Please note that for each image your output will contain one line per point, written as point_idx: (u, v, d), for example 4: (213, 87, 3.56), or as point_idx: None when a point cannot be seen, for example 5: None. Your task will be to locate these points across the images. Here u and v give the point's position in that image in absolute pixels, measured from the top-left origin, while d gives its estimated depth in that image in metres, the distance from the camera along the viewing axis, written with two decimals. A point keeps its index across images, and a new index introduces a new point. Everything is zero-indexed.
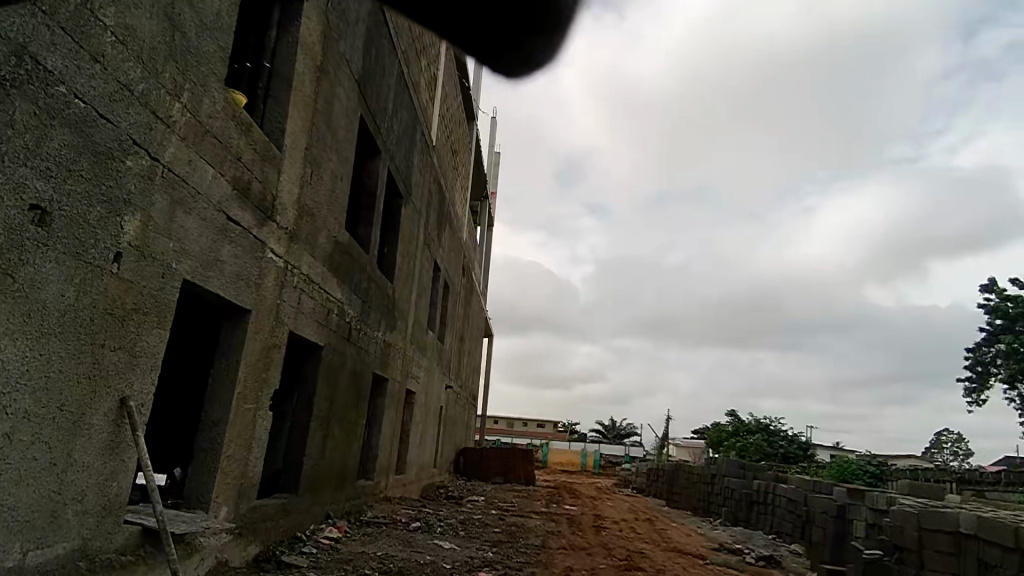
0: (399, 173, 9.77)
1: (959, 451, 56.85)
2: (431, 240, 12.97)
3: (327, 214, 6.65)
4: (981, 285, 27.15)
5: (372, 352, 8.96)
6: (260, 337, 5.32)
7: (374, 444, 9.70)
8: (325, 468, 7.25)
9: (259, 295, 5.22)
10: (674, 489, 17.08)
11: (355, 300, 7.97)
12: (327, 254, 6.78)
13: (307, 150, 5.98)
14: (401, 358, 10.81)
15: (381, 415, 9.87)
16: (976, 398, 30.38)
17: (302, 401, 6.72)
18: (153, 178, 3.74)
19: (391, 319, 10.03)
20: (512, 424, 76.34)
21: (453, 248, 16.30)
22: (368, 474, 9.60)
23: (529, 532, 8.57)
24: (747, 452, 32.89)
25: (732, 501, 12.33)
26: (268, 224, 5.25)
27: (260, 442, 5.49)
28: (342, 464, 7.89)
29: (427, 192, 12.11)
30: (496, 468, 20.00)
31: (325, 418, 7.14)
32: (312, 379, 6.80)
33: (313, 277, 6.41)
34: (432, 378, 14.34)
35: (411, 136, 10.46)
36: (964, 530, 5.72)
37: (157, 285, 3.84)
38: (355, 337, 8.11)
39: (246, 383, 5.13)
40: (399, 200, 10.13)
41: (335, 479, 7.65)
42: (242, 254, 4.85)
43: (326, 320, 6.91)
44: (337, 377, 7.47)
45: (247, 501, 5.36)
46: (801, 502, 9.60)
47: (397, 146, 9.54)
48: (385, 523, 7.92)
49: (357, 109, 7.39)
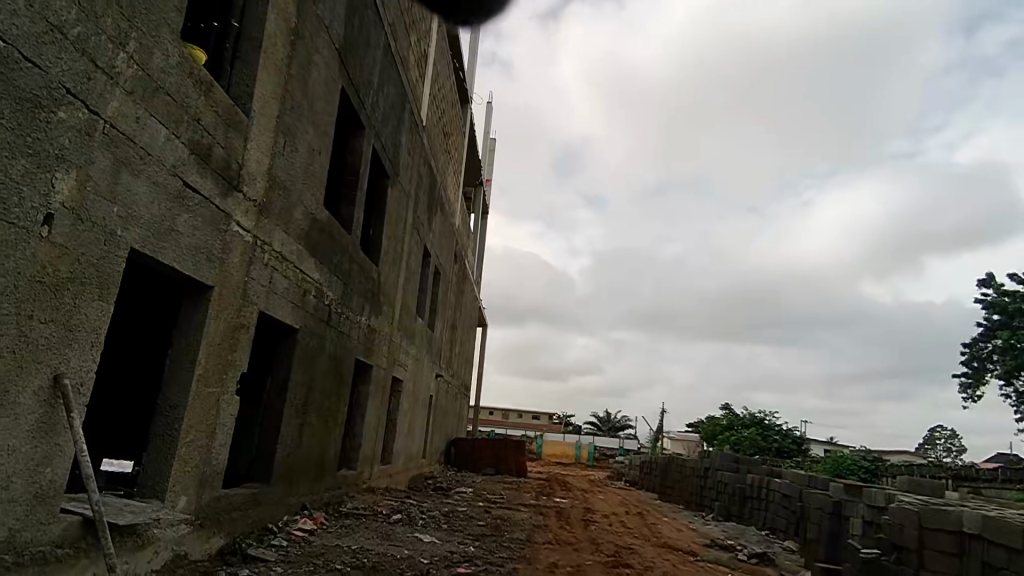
0: (385, 153, 9.40)
1: (952, 447, 56.93)
2: (420, 225, 12.61)
3: (302, 189, 6.29)
4: (979, 280, 26.90)
5: (354, 337, 8.62)
6: (225, 316, 4.97)
7: (357, 433, 9.38)
8: (301, 456, 6.91)
9: (223, 271, 4.87)
10: (667, 482, 16.82)
11: (334, 282, 7.62)
12: (303, 231, 6.43)
13: (279, 118, 5.61)
14: (386, 344, 10.48)
15: (365, 403, 9.54)
16: (972, 394, 30.18)
17: (276, 386, 6.38)
18: (92, 133, 3.38)
19: (376, 304, 9.69)
20: (506, 415, 76.22)
21: (444, 234, 15.94)
22: (350, 463, 9.28)
23: (515, 525, 8.25)
24: (741, 446, 32.76)
25: (726, 495, 12.06)
26: (233, 195, 4.89)
27: (225, 428, 5.15)
28: (321, 453, 7.56)
29: (416, 174, 11.74)
30: (487, 459, 19.73)
31: (301, 405, 6.80)
32: (286, 362, 6.46)
33: (286, 255, 6.05)
34: (421, 366, 14.02)
35: (399, 114, 10.08)
36: (968, 529, 5.46)
37: (97, 253, 3.49)
38: (335, 320, 7.77)
39: (208, 364, 4.78)
40: (386, 180, 9.77)
41: (313, 468, 7.32)
42: (201, 224, 4.50)
43: (301, 301, 6.56)
44: (315, 361, 7.13)
45: (210, 491, 5.02)
46: (796, 497, 9.32)
47: (383, 124, 9.16)
48: (365, 515, 7.60)
49: (338, 80, 7.02)
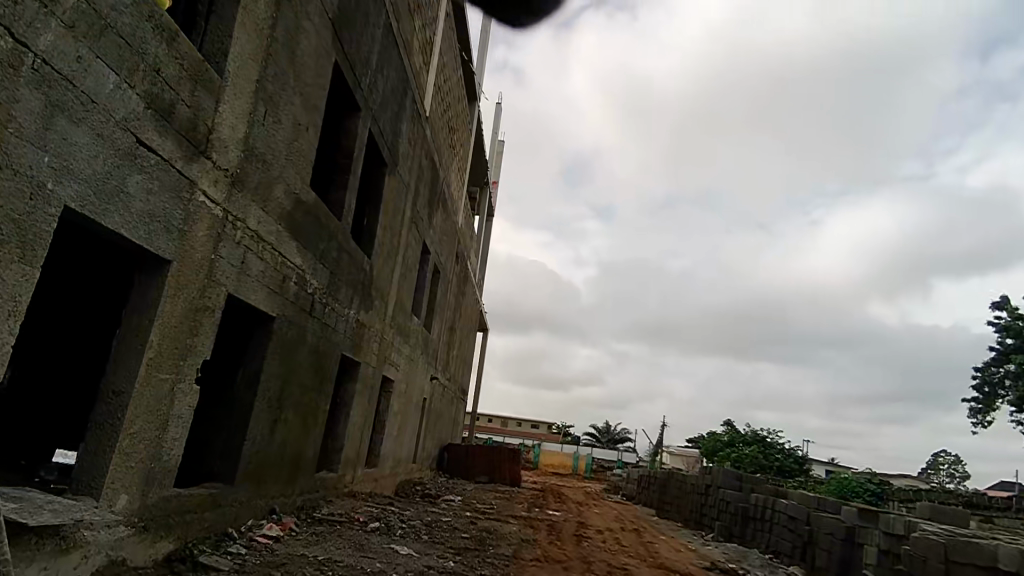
0: (384, 139, 8.94)
1: (956, 474, 55.94)
2: (419, 220, 12.13)
3: (285, 165, 5.82)
4: (992, 303, 26.29)
5: (341, 331, 8.13)
6: (186, 295, 4.49)
7: (340, 433, 8.87)
8: (272, 456, 6.40)
9: (185, 244, 4.41)
10: (666, 498, 16.21)
11: (320, 270, 7.12)
12: (285, 211, 5.94)
13: (260, 83, 5.15)
14: (377, 342, 9.98)
15: (350, 403, 9.03)
16: (982, 420, 29.43)
17: (247, 377, 5.88)
18: (18, 68, 2.93)
19: (367, 299, 9.19)
20: (505, 423, 75.51)
21: (446, 232, 15.47)
22: (331, 466, 8.76)
23: (501, 539, 7.69)
24: (742, 464, 32.05)
25: (727, 515, 11.47)
26: (199, 160, 4.43)
27: (180, 420, 4.66)
28: (297, 453, 7.06)
29: (416, 166, 11.26)
30: (480, 467, 19.17)
31: (276, 400, 6.29)
32: (260, 353, 5.96)
33: (264, 235, 5.57)
34: (415, 367, 13.50)
35: (400, 100, 9.61)
36: (1003, 564, 4.86)
37: (19, 207, 3.02)
38: (320, 311, 7.27)
39: (162, 347, 4.30)
40: (384, 169, 9.30)
41: (286, 468, 6.81)
42: (158, 188, 4.04)
43: (280, 287, 6.07)
44: (294, 354, 6.63)
45: (157, 490, 4.53)
46: (802, 520, 8.74)
47: (382, 108, 8.69)
48: (340, 521, 7.08)
49: (331, 53, 6.55)
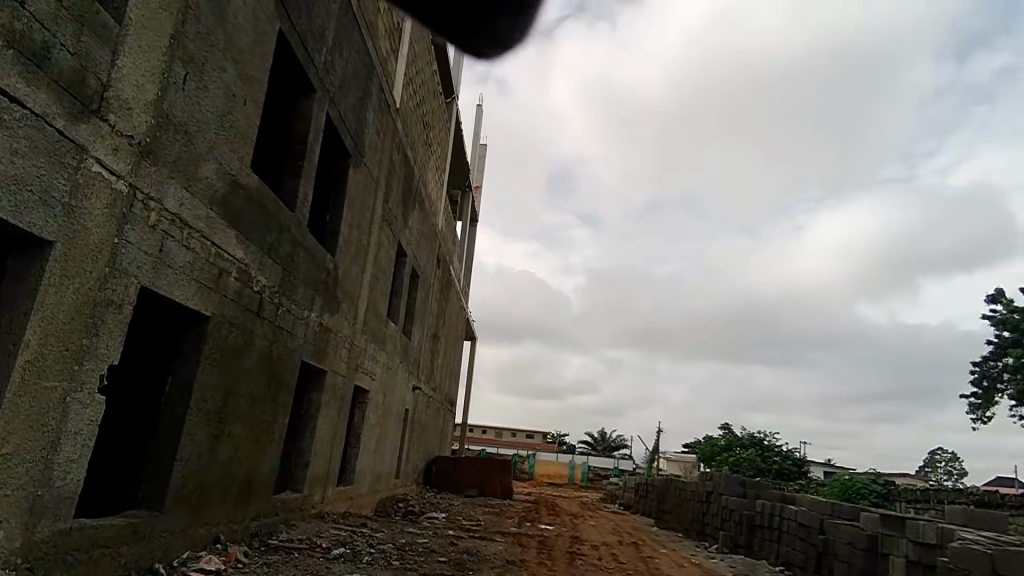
0: (345, 127, 8.18)
1: (953, 470, 55.52)
2: (392, 218, 11.36)
3: (216, 140, 5.06)
4: (987, 296, 25.83)
5: (300, 335, 7.31)
6: (77, 285, 3.72)
7: (306, 449, 8.06)
8: (213, 479, 5.60)
9: (74, 222, 3.64)
10: (665, 507, 15.42)
11: (271, 266, 6.33)
12: (218, 194, 5.17)
13: (176, 40, 4.40)
14: (346, 348, 9.17)
15: (316, 416, 8.22)
16: (982, 416, 28.83)
17: (177, 387, 5.09)
18: None
19: (332, 301, 8.39)
20: (498, 434, 74.47)
21: (424, 234, 14.70)
22: (295, 485, 7.92)
23: (484, 562, 6.88)
24: (740, 468, 31.30)
25: (732, 524, 10.68)
26: (88, 121, 3.67)
27: (78, 437, 3.87)
28: (249, 473, 6.25)
29: (387, 160, 10.51)
30: (469, 480, 18.32)
31: (216, 413, 5.50)
32: (193, 359, 5.16)
33: (191, 220, 4.80)
34: (394, 376, 12.68)
35: (364, 85, 8.86)
36: None
37: None
38: (272, 312, 6.47)
39: (44, 346, 3.51)
40: (347, 159, 8.53)
41: (234, 491, 6.00)
42: (26, 149, 3.27)
43: (216, 283, 5.28)
44: (239, 360, 5.83)
45: (49, 523, 3.72)
46: (815, 528, 7.99)
47: (341, 92, 7.94)
48: (299, 549, 6.26)
49: (273, 20, 5.80)
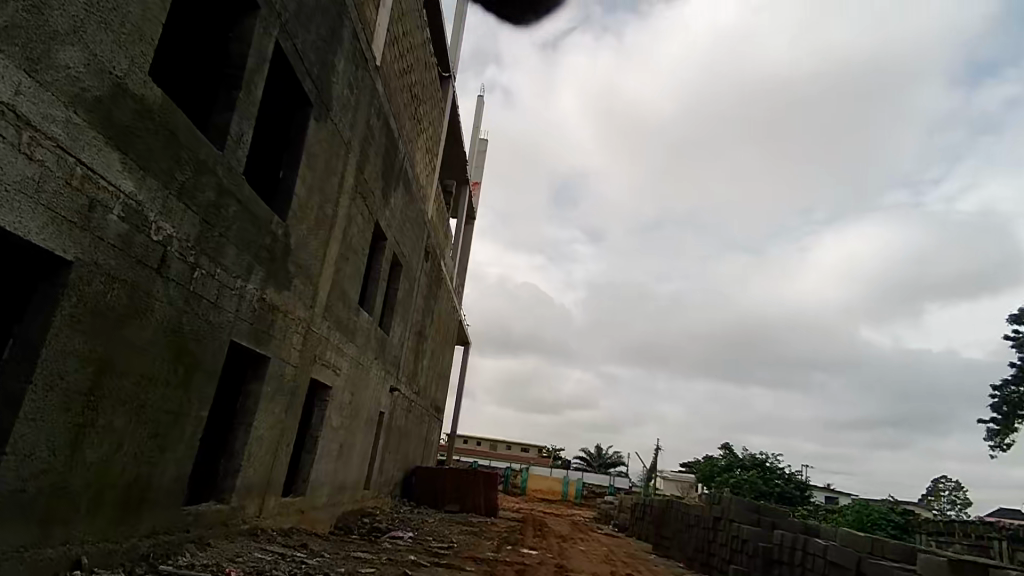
0: (305, 68, 6.82)
1: (958, 500, 53.73)
2: (369, 193, 10.02)
3: (84, 17, 3.75)
4: (1010, 316, 24.33)
5: (229, 309, 5.92)
6: None
7: (237, 452, 6.69)
8: (79, 484, 4.23)
9: None
10: (665, 532, 13.91)
11: (186, 214, 4.99)
12: (87, 95, 3.84)
13: None
14: (299, 334, 7.78)
15: (254, 412, 6.83)
16: (1000, 443, 27.25)
17: (17, 354, 3.74)
18: None
19: (281, 275, 7.00)
20: (492, 446, 72.69)
21: (409, 219, 13.35)
22: (222, 495, 6.54)
23: None
24: (742, 490, 29.72)
25: (743, 557, 9.24)
26: None
27: None
28: (138, 477, 4.89)
29: (361, 123, 9.18)
30: (452, 494, 16.90)
31: (84, 394, 4.14)
32: (43, 317, 3.82)
33: (35, 118, 3.48)
34: (366, 374, 11.29)
35: (332, 23, 7.51)
36: None
37: None
38: (185, 273, 5.10)
39: None
40: (308, 108, 7.17)
41: (114, 499, 4.64)
42: None
43: (84, 218, 3.95)
44: (127, 328, 4.48)
45: None
46: (850, 570, 6.59)
47: (300, 22, 6.58)
48: None
49: None
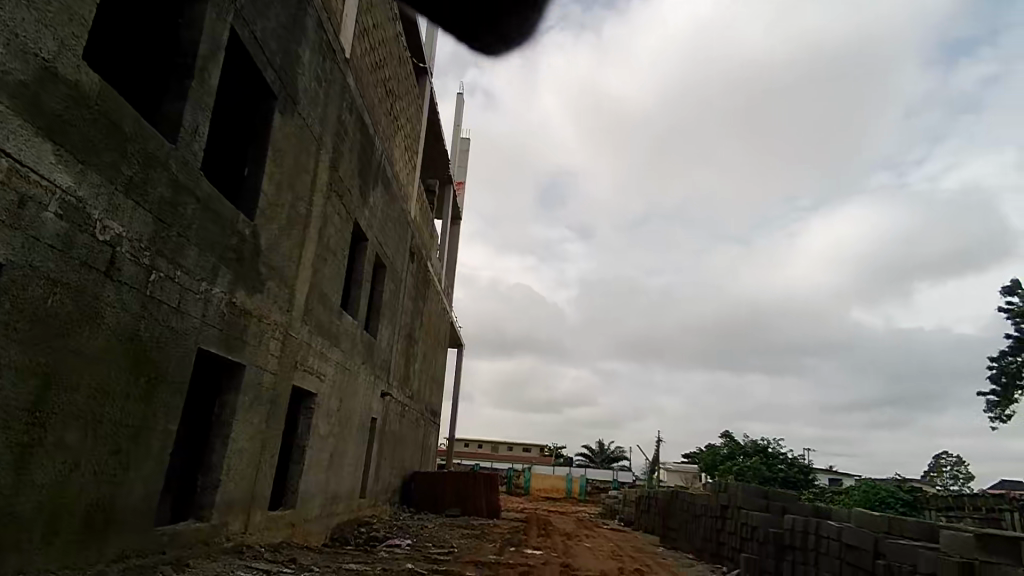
0: (266, 58, 6.46)
1: (960, 475, 53.82)
2: (345, 191, 9.65)
3: None
4: (1004, 286, 24.23)
5: (194, 314, 5.54)
6: None
7: (215, 466, 6.30)
8: (28, 508, 3.87)
9: None
10: (672, 524, 13.58)
11: (137, 211, 4.62)
12: (8, 78, 3.48)
13: None
14: (276, 339, 7.39)
15: (230, 423, 6.44)
16: (1000, 414, 27.15)
17: None
18: None
19: (252, 277, 6.62)
20: (492, 449, 72.22)
21: (391, 219, 12.98)
22: (201, 512, 6.16)
23: None
24: (746, 477, 29.48)
25: (754, 545, 8.92)
26: None
27: None
28: (99, 498, 4.51)
29: (332, 117, 8.81)
30: (452, 498, 16.49)
31: (26, 410, 3.77)
32: None
33: None
34: (354, 379, 10.91)
35: (293, 11, 7.15)
36: None
37: None
38: (140, 276, 4.73)
39: None
40: (273, 100, 6.80)
41: (72, 523, 4.27)
42: None
43: (13, 215, 3.58)
44: (74, 336, 4.11)
45: None
46: (867, 551, 6.29)
47: (257, 8, 6.22)
48: None
49: None
